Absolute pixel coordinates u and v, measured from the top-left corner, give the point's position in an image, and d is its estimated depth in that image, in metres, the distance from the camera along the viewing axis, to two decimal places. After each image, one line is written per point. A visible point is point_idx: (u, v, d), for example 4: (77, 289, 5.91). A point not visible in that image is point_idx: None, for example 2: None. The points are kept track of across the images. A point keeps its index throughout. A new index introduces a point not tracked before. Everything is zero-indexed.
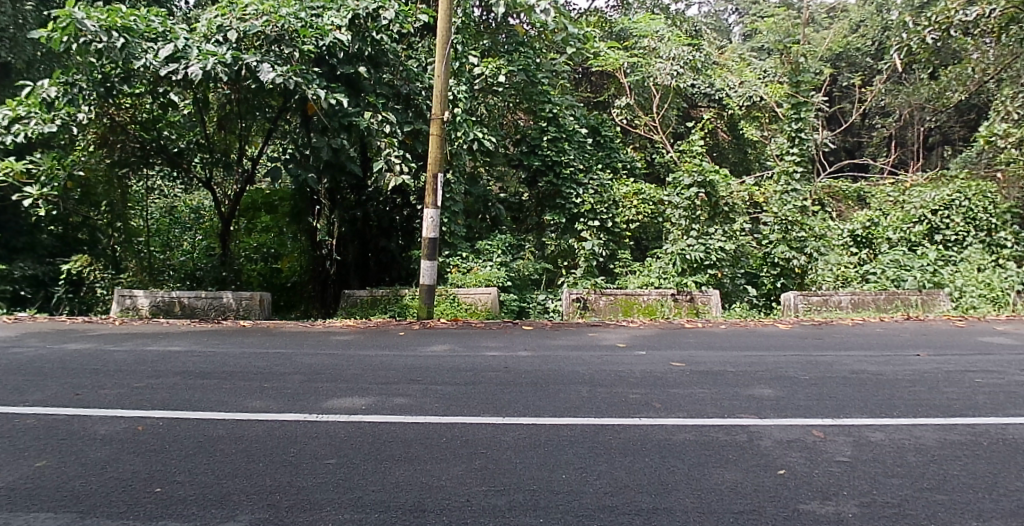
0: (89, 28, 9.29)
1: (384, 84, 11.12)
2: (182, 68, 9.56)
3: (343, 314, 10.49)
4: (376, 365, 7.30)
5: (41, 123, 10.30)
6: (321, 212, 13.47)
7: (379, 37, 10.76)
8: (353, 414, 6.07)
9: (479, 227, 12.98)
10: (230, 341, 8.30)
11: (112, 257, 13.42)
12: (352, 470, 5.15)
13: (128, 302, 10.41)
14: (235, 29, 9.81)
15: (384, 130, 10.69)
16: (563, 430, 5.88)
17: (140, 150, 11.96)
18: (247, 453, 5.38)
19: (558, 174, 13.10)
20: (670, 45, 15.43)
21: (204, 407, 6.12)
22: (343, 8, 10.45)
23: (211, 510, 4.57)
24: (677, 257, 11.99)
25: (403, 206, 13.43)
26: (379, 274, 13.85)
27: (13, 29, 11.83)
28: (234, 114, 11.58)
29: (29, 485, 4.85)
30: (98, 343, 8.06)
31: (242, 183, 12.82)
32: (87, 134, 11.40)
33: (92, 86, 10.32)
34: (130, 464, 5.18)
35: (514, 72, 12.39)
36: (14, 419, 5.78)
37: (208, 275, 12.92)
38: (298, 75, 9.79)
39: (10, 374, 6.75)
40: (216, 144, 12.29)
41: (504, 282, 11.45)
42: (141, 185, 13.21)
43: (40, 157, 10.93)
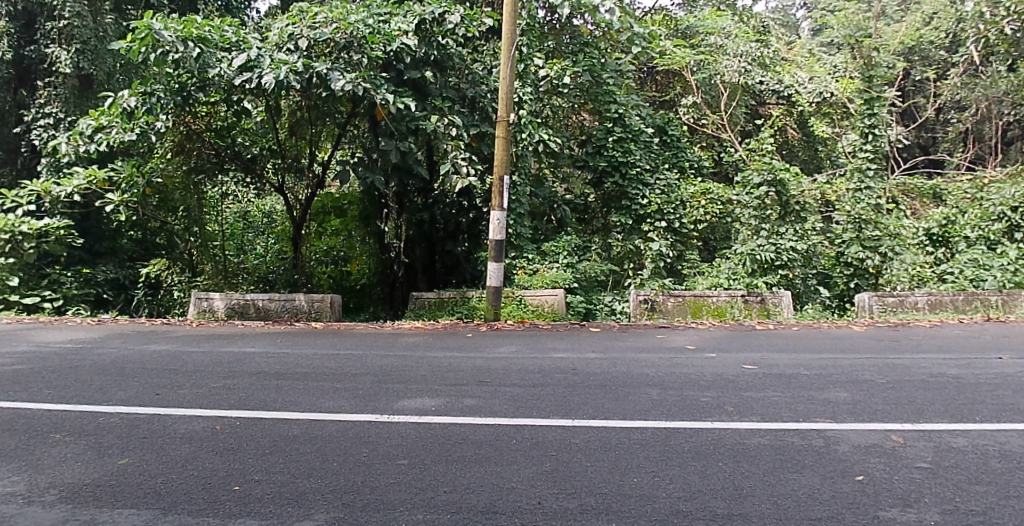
0: (167, 38, 9.64)
1: (450, 87, 11.26)
2: (255, 76, 9.78)
3: (410, 316, 10.55)
4: (445, 366, 7.33)
5: (121, 131, 10.77)
6: (389, 216, 13.55)
7: (444, 41, 10.89)
8: (424, 415, 6.10)
9: (545, 228, 13.03)
10: (303, 343, 8.43)
11: (189, 261, 14.00)
12: (424, 471, 5.17)
13: (205, 305, 10.67)
14: (307, 37, 10.04)
15: (451, 134, 10.83)
16: (634, 433, 5.81)
17: (215, 157, 12.38)
18: (321, 453, 5.46)
19: (624, 174, 13.16)
20: (737, 41, 15.21)
21: (278, 407, 6.23)
22: (410, 14, 10.64)
23: (287, 509, 4.64)
24: (747, 257, 11.81)
25: (468, 209, 13.18)
26: (447, 276, 13.72)
27: (95, 42, 12.61)
28: (305, 120, 11.96)
29: (114, 482, 5.00)
30: (177, 344, 8.32)
31: (313, 188, 13.14)
32: (165, 142, 11.78)
33: (169, 96, 10.51)
34: (208, 462, 5.30)
35: (579, 73, 12.29)
36: (99, 417, 5.98)
37: (282, 278, 13.57)
38: (366, 82, 9.91)
39: (96, 373, 7.00)
40: (287, 150, 12.67)
41: (569, 284, 11.44)
42: (216, 191, 13.41)
43: (121, 165, 11.76)
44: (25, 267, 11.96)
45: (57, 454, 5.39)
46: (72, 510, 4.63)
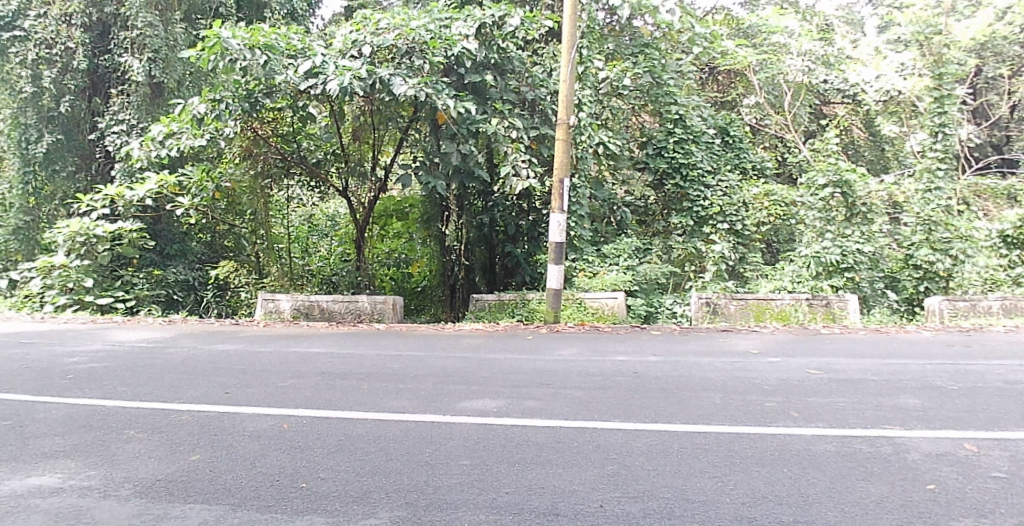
0: (235, 46, 9.85)
1: (510, 91, 11.32)
2: (320, 83, 10.04)
3: (471, 318, 10.64)
4: (506, 367, 7.36)
5: (191, 138, 11.08)
6: (449, 217, 13.60)
7: (504, 45, 10.88)
8: (485, 416, 6.13)
9: (605, 230, 13.11)
10: (366, 344, 8.53)
11: (256, 264, 14.16)
12: (487, 472, 5.19)
13: (270, 306, 10.97)
14: (370, 43, 10.27)
15: (511, 136, 10.90)
16: (697, 437, 5.74)
17: (280, 162, 12.69)
18: (385, 452, 5.53)
19: (685, 176, 13.21)
20: (801, 39, 15.15)
21: (342, 407, 6.33)
22: (470, 18, 10.56)
23: (353, 507, 4.71)
24: (812, 260, 11.62)
25: (527, 211, 13.16)
26: (506, 279, 13.63)
27: (166, 50, 13.20)
28: (368, 123, 12.18)
29: (186, 478, 5.15)
30: (245, 344, 8.51)
31: (376, 191, 13.29)
32: (234, 148, 12.06)
33: (238, 102, 10.89)
34: (276, 459, 5.42)
35: (639, 75, 12.61)
36: (172, 414, 6.16)
37: (345, 279, 13.92)
38: (428, 87, 9.99)
39: (167, 371, 7.23)
40: (350, 154, 12.73)
41: (628, 287, 11.49)
42: (283, 194, 13.73)
43: (191, 171, 12.30)
44: (100, 268, 12.63)
45: (133, 449, 5.58)
46: (147, 503, 4.79)
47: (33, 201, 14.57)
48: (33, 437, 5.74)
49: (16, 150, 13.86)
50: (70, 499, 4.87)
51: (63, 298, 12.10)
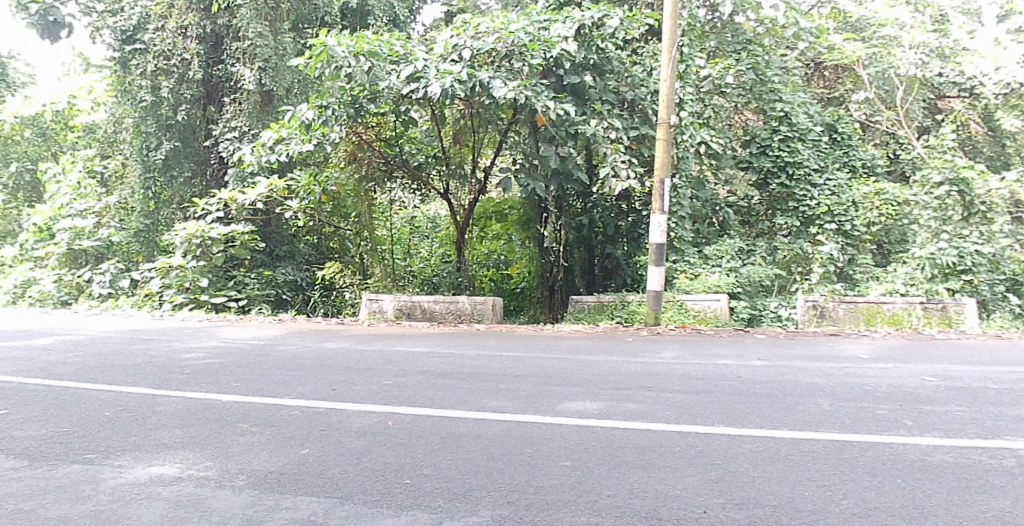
0: (340, 54, 10.23)
1: (610, 91, 11.29)
2: (421, 86, 10.33)
3: (571, 319, 10.85)
4: (605, 369, 7.32)
5: (300, 142, 11.59)
6: (547, 219, 13.59)
7: (603, 45, 10.91)
8: (585, 418, 6.10)
9: (707, 231, 13.05)
10: (466, 344, 8.65)
11: (361, 265, 15.03)
12: (588, 474, 5.16)
13: (375, 306, 11.35)
14: (470, 47, 10.46)
15: (610, 136, 10.87)
16: (805, 444, 5.55)
17: (384, 165, 13.27)
18: (486, 451, 5.57)
19: (791, 175, 13.06)
20: (914, 31, 14.30)
21: (444, 405, 6.42)
22: (569, 20, 10.57)
23: (455, 504, 4.76)
24: (927, 262, 11.17)
25: (627, 212, 13.08)
26: (605, 281, 13.57)
27: (276, 59, 13.81)
28: (468, 126, 12.46)
29: (296, 471, 5.32)
30: (350, 344, 8.74)
31: (475, 193, 13.56)
32: (339, 152, 12.76)
33: (343, 108, 11.23)
34: (381, 455, 5.53)
35: (742, 72, 12.48)
36: (282, 409, 6.38)
37: (446, 280, 14.19)
38: (528, 90, 10.16)
39: (277, 368, 7.50)
40: (451, 157, 13.13)
41: (732, 289, 11.35)
42: (386, 197, 14.38)
43: (300, 176, 12.61)
44: (215, 268, 13.49)
45: (245, 442, 5.80)
46: (260, 494, 4.96)
47: (152, 205, 15.52)
48: (155, 428, 6.05)
49: (138, 157, 14.84)
50: (189, 488, 5.10)
51: (180, 297, 13.07)
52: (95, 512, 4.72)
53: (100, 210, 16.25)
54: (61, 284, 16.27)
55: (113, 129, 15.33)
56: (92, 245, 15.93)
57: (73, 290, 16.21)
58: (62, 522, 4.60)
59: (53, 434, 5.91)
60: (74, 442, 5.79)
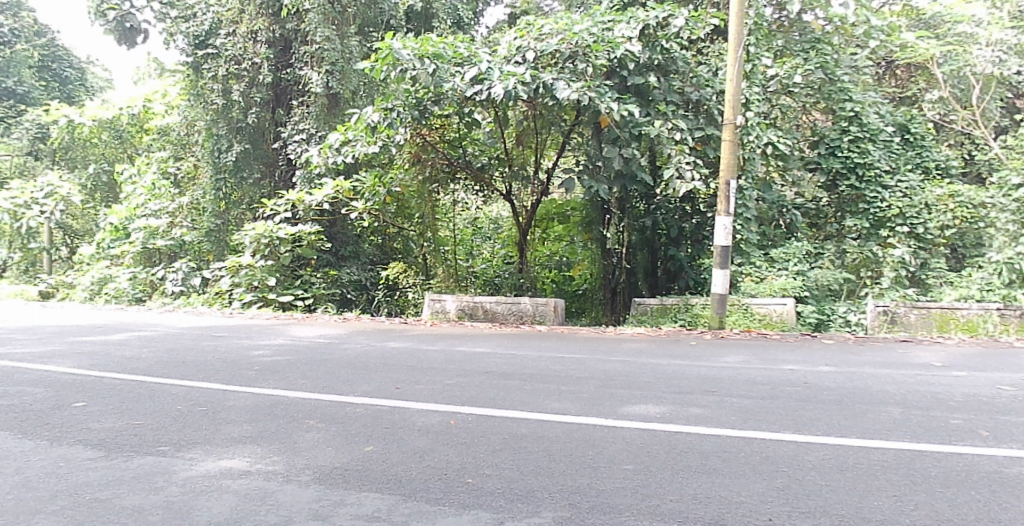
0: (405, 57, 10.53)
1: (675, 91, 11.16)
2: (485, 88, 10.44)
3: (633, 320, 10.88)
4: (668, 373, 7.26)
5: (364, 145, 11.87)
6: (610, 221, 13.68)
7: (668, 45, 10.89)
8: (648, 421, 6.06)
9: (773, 234, 12.82)
10: (528, 345, 8.69)
11: (423, 265, 15.26)
12: (651, 478, 5.12)
13: (438, 306, 11.47)
14: (534, 49, 10.52)
15: (675, 138, 10.74)
16: (874, 453, 5.42)
17: (447, 167, 13.33)
18: (549, 453, 5.57)
19: (861, 176, 12.72)
20: (990, 28, 13.59)
21: (506, 406, 6.45)
22: (633, 20, 10.63)
23: (517, 504, 4.78)
24: (1004, 267, 11.10)
25: (691, 213, 12.89)
26: (668, 283, 13.37)
27: (343, 63, 14.21)
28: (531, 128, 12.52)
29: (360, 467, 5.40)
30: (413, 343, 8.85)
31: (537, 193, 13.68)
32: (403, 154, 12.71)
33: (409, 110, 11.26)
34: (444, 454, 5.58)
35: (811, 71, 12.24)
36: (347, 407, 6.49)
37: (508, 282, 14.46)
38: (591, 90, 10.12)
39: (342, 366, 7.64)
40: (514, 158, 13.24)
41: (799, 293, 11.33)
42: (450, 199, 14.42)
43: (364, 177, 12.92)
44: (281, 268, 13.98)
45: (311, 438, 5.92)
46: (325, 490, 5.06)
47: (223, 205, 16.01)
48: (224, 422, 6.21)
49: (211, 159, 15.36)
50: (257, 481, 5.22)
51: (248, 296, 13.57)
52: (167, 503, 4.86)
53: (174, 210, 16.85)
54: (136, 282, 16.84)
55: (187, 131, 15.85)
56: (166, 244, 16.56)
57: (147, 287, 16.82)
58: (137, 512, 4.76)
59: (128, 427, 6.12)
60: (148, 435, 5.98)
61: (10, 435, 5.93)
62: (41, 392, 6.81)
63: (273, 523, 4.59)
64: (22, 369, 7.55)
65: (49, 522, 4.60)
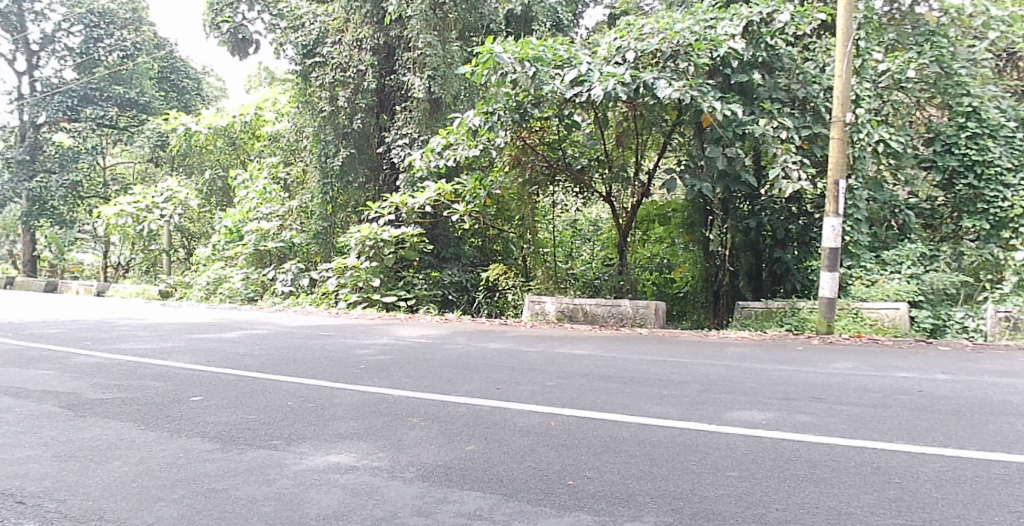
0: (506, 60, 11.00)
1: (780, 88, 11.08)
2: (585, 90, 10.73)
3: (737, 324, 10.78)
4: (773, 378, 7.13)
5: (466, 148, 12.44)
6: (713, 222, 13.57)
7: (773, 42, 10.80)
8: (753, 428, 5.95)
9: (885, 235, 12.48)
10: (629, 348, 8.67)
11: (524, 267, 15.16)
12: (756, 486, 5.01)
13: (536, 308, 11.68)
14: (634, 49, 10.65)
15: (781, 136, 10.64)
16: (995, 467, 5.15)
17: (547, 169, 13.62)
18: (651, 457, 5.53)
19: (980, 174, 12.08)
20: None
21: (607, 409, 6.45)
22: (737, 17, 10.61)
23: (618, 508, 4.76)
24: None
25: (797, 215, 12.63)
26: (774, 286, 13.11)
27: (444, 68, 14.47)
28: (631, 129, 12.66)
29: (463, 466, 5.49)
30: (514, 344, 8.99)
31: (638, 196, 13.67)
32: (504, 157, 13.27)
33: (509, 113, 11.70)
34: (546, 455, 5.61)
35: (925, 65, 11.89)
36: (449, 406, 6.62)
37: (608, 283, 14.05)
38: (693, 90, 10.23)
39: (443, 366, 7.81)
40: (614, 160, 13.28)
41: (913, 297, 10.95)
42: (549, 200, 14.60)
43: (466, 180, 13.46)
44: (385, 269, 14.77)
45: (415, 436, 6.04)
46: (428, 487, 5.16)
47: (330, 209, 16.48)
48: (332, 419, 6.41)
49: (319, 164, 16.10)
50: (363, 477, 5.36)
51: (355, 296, 14.43)
52: (279, 495, 5.05)
53: (284, 213, 17.84)
54: (248, 282, 17.68)
55: (295, 138, 16.74)
56: (276, 246, 17.37)
57: (259, 287, 17.60)
58: (251, 503, 4.97)
59: (243, 420, 6.39)
60: (260, 428, 6.24)
61: (135, 425, 6.29)
62: (163, 385, 7.22)
63: (379, 518, 4.71)
64: (145, 364, 8.04)
65: (171, 509, 4.85)
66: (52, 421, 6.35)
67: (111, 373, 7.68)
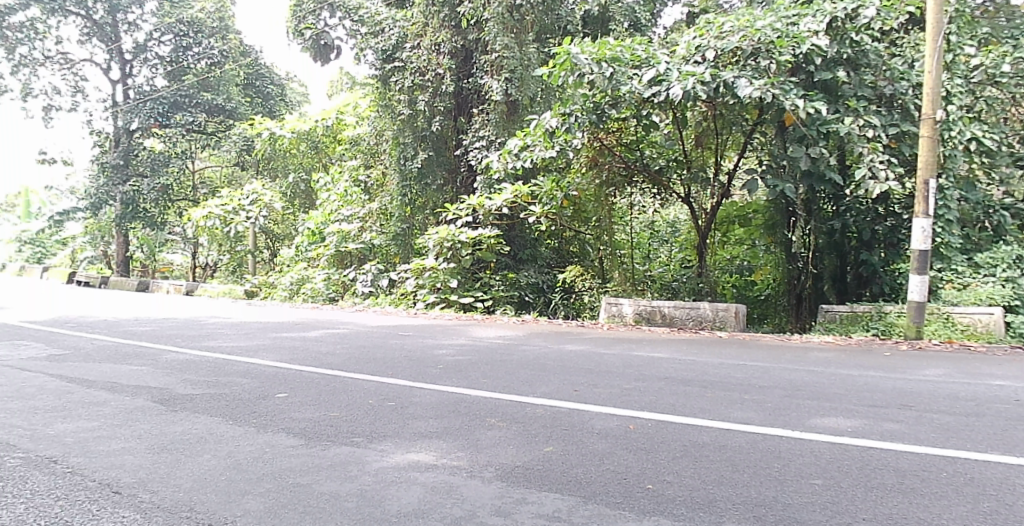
0: (584, 61, 11.17)
1: (866, 86, 10.87)
2: (664, 89, 10.75)
3: (822, 328, 10.67)
4: (859, 385, 6.99)
5: (543, 149, 12.53)
6: (796, 224, 13.27)
7: (858, 37, 10.64)
8: (838, 435, 5.82)
9: (979, 237, 11.91)
10: (707, 353, 8.60)
11: (600, 270, 15.42)
12: (842, 495, 4.86)
13: (614, 310, 11.82)
14: (714, 47, 10.77)
15: (867, 135, 10.42)
16: None
17: (624, 170, 13.78)
18: (732, 462, 5.43)
19: None
20: None
21: (686, 413, 6.40)
22: (820, 13, 10.55)
23: (700, 513, 4.67)
24: None
25: (885, 216, 12.27)
26: (859, 289, 12.82)
27: (521, 70, 14.57)
28: (710, 129, 12.65)
29: (541, 466, 5.48)
30: (591, 346, 9.06)
31: (718, 197, 13.55)
32: (580, 158, 13.47)
33: (586, 114, 11.77)
34: (625, 459, 5.57)
35: (1020, 59, 11.42)
36: (527, 407, 6.67)
37: (686, 286, 14.10)
38: (775, 87, 10.13)
39: (523, 367, 7.93)
40: (693, 160, 13.30)
41: (1011, 302, 10.42)
42: (626, 201, 14.80)
43: (543, 181, 13.50)
44: (462, 271, 15.16)
45: (493, 436, 6.08)
46: (506, 487, 5.16)
47: (408, 211, 16.83)
48: (411, 418, 6.52)
49: (397, 167, 16.55)
50: (442, 475, 5.41)
51: (432, 297, 14.87)
52: (361, 491, 5.12)
53: (364, 215, 18.26)
54: (330, 282, 18.29)
55: (375, 141, 17.27)
56: (356, 247, 17.88)
57: (340, 288, 18.23)
58: (334, 498, 5.04)
59: (325, 418, 6.55)
60: (342, 426, 6.38)
61: (223, 420, 6.51)
62: (249, 382, 7.48)
63: (459, 517, 4.73)
64: (233, 361, 8.38)
65: (257, 502, 4.96)
66: (146, 415, 6.63)
67: (200, 370, 8.01)
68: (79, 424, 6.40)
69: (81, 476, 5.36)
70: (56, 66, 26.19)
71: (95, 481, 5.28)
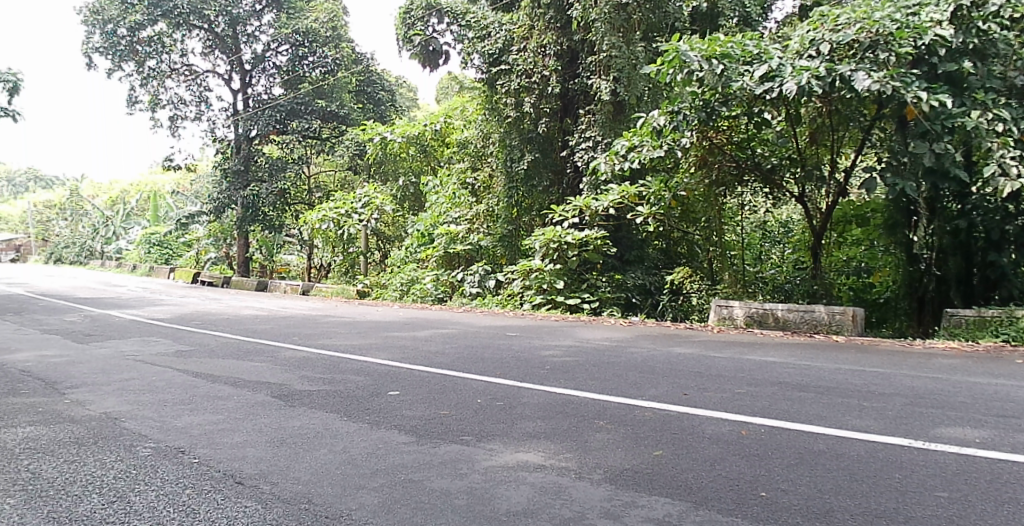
0: (693, 58, 10.98)
1: (995, 76, 10.34)
2: (777, 86, 10.50)
3: (944, 334, 10.12)
4: (988, 394, 6.65)
5: (650, 149, 12.66)
6: (918, 224, 12.77)
7: (986, 26, 10.10)
8: (964, 446, 5.54)
9: None
10: (823, 357, 8.35)
11: (709, 271, 15.21)
12: (971, 509, 4.61)
13: (724, 312, 11.59)
14: (829, 41, 10.50)
15: (997, 130, 9.84)
16: None
17: (735, 169, 13.26)
18: (850, 471, 5.25)
19: None
20: None
21: (800, 419, 6.25)
22: (944, 1, 10.27)
23: (817, 523, 4.52)
24: None
25: (1016, 214, 11.63)
26: (987, 293, 12.18)
27: (629, 69, 14.40)
28: (826, 125, 12.18)
29: (650, 470, 5.44)
30: (700, 349, 8.98)
31: (835, 195, 13.05)
32: (690, 157, 13.17)
33: (696, 113, 11.77)
34: (737, 465, 5.45)
35: None
36: (635, 410, 6.65)
37: (802, 289, 13.54)
38: (896, 80, 9.80)
39: (631, 370, 7.93)
40: (807, 158, 12.94)
41: None
42: (736, 201, 14.52)
43: (651, 182, 13.92)
44: (569, 272, 15.43)
45: (601, 438, 6.08)
46: (613, 490, 5.15)
47: (515, 212, 17.44)
48: (519, 418, 6.60)
49: (504, 169, 16.91)
50: (550, 476, 5.46)
51: (539, 297, 15.26)
52: (470, 489, 5.21)
53: (471, 218, 18.67)
54: (438, 283, 18.68)
55: (482, 144, 17.79)
56: (465, 248, 18.30)
57: (448, 288, 18.57)
58: (444, 495, 5.15)
59: (436, 416, 6.71)
60: (453, 424, 6.53)
61: (338, 416, 6.77)
62: (363, 380, 7.76)
63: (568, 518, 4.75)
64: (348, 360, 8.70)
65: (371, 496, 5.12)
66: (266, 409, 6.96)
67: (317, 367, 8.37)
68: (204, 416, 6.79)
69: (209, 466, 5.67)
70: (181, 77, 27.70)
71: (220, 471, 5.57)
